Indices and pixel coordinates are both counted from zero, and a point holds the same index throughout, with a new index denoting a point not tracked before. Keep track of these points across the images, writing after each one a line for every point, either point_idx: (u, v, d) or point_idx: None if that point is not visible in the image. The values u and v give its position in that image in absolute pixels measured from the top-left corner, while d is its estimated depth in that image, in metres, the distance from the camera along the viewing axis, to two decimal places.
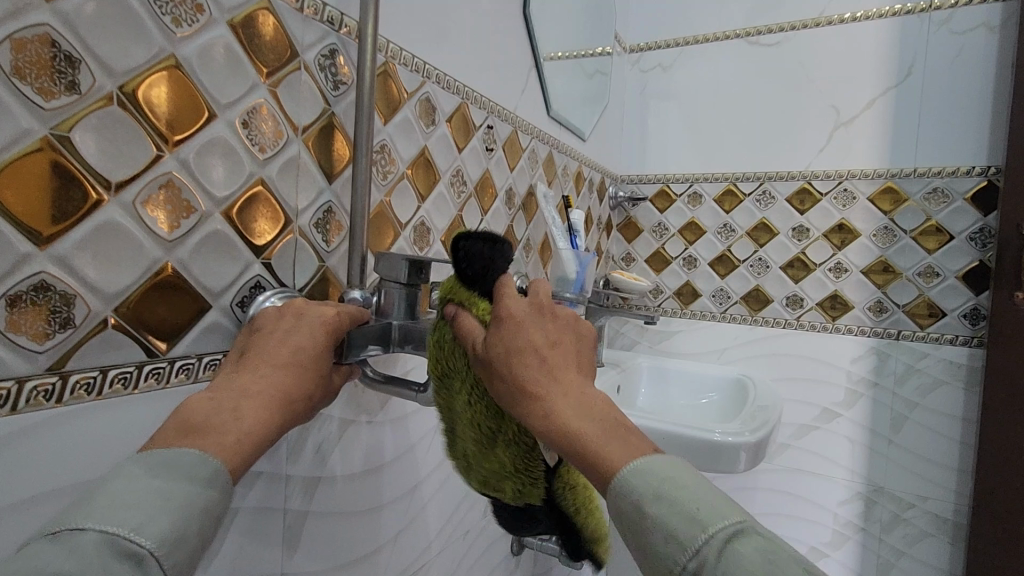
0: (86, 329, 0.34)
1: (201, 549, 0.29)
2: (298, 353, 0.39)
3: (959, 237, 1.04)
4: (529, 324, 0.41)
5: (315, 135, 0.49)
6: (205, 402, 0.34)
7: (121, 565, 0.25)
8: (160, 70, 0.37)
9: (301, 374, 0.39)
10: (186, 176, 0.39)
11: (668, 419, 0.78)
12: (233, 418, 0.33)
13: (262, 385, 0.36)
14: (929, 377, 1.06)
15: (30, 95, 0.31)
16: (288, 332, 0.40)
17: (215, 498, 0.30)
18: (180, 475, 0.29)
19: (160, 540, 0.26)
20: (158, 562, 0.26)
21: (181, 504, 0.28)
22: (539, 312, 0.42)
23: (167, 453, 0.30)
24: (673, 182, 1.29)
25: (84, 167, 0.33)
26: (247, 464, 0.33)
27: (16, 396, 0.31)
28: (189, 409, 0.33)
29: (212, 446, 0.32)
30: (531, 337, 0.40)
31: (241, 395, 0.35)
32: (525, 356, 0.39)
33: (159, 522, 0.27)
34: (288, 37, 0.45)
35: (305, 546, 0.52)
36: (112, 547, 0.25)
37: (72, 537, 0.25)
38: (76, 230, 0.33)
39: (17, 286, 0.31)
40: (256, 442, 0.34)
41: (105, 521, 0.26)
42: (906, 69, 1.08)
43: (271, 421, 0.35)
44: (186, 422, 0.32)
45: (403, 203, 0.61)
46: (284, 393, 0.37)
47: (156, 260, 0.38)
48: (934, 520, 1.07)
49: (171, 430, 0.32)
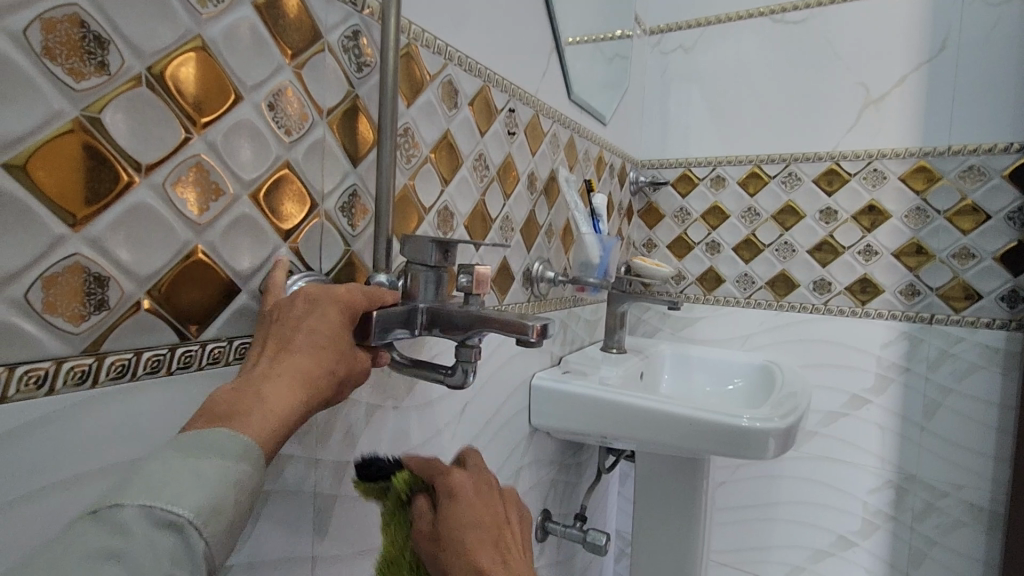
0: (119, 312, 0.34)
1: (236, 522, 0.29)
2: (313, 333, 0.38)
3: (997, 217, 1.01)
4: (481, 514, 0.43)
5: (339, 118, 0.48)
6: (228, 390, 0.34)
7: (161, 535, 0.26)
8: (187, 51, 0.37)
9: (320, 354, 0.38)
10: (215, 159, 0.39)
11: (687, 403, 0.78)
12: (256, 400, 0.33)
13: (281, 368, 0.36)
14: (964, 362, 1.03)
15: (60, 76, 0.31)
16: (302, 314, 0.39)
17: (247, 471, 0.30)
18: (212, 452, 0.30)
19: (196, 510, 0.27)
20: (197, 530, 0.27)
21: (217, 477, 0.28)
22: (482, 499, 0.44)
23: (196, 436, 0.30)
24: (695, 165, 1.27)
25: (114, 149, 0.33)
26: (275, 442, 0.33)
27: (54, 376, 0.31)
28: (214, 397, 0.33)
29: (239, 426, 0.32)
30: (483, 529, 0.42)
31: (260, 381, 0.35)
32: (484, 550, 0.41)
33: (194, 493, 0.27)
34: (312, 18, 0.45)
35: (336, 530, 0.52)
36: (150, 517, 0.26)
37: (111, 514, 0.25)
38: (108, 212, 0.33)
39: (51, 267, 0.31)
40: (279, 422, 0.33)
41: (142, 496, 0.26)
42: (940, 43, 1.05)
43: (296, 401, 0.35)
44: (213, 409, 0.32)
45: (426, 186, 0.60)
46: (304, 374, 0.36)
47: (186, 243, 0.37)
48: (968, 508, 1.04)
49: (200, 417, 0.32)
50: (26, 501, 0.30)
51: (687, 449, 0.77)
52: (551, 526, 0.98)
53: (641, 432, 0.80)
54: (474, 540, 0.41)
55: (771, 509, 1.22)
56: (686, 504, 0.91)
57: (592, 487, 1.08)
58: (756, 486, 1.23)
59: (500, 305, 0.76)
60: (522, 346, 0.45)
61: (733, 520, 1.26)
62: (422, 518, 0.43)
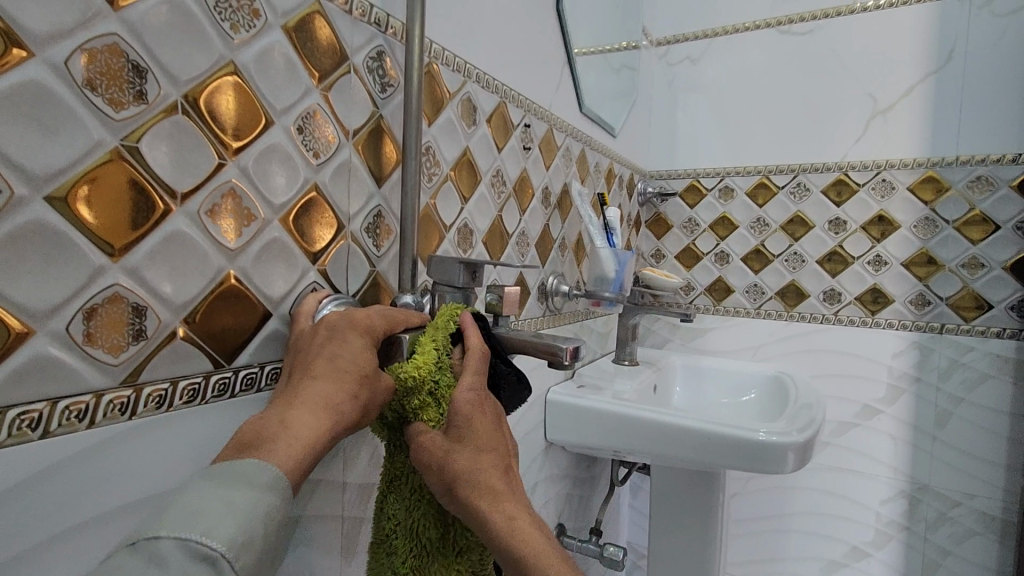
0: (156, 340, 0.34)
1: (268, 555, 0.29)
2: (335, 360, 0.37)
3: (1007, 226, 1.01)
4: (476, 425, 0.40)
5: (364, 138, 0.48)
6: (255, 421, 0.33)
7: (197, 568, 0.25)
8: (221, 76, 0.36)
9: (342, 377, 0.37)
10: (246, 184, 0.38)
11: (695, 415, 0.78)
12: (279, 427, 0.32)
13: (303, 395, 0.35)
14: (976, 372, 1.03)
15: (100, 106, 0.30)
16: (324, 341, 0.38)
17: (278, 501, 0.30)
18: (244, 482, 0.29)
19: (231, 542, 0.26)
20: (230, 564, 0.26)
21: (247, 506, 0.28)
22: (492, 410, 0.42)
23: (225, 467, 0.30)
24: (703, 176, 1.28)
25: (152, 177, 0.33)
26: (302, 470, 0.32)
27: (93, 409, 0.31)
28: (242, 428, 0.33)
29: (264, 454, 0.31)
30: (490, 442, 0.40)
31: (284, 408, 0.34)
32: (466, 451, 0.39)
33: (228, 524, 0.27)
34: (339, 39, 0.45)
35: (363, 552, 0.52)
36: (185, 549, 0.25)
37: (148, 545, 0.25)
38: (146, 240, 0.33)
39: (92, 298, 0.31)
40: (306, 448, 0.33)
41: (178, 529, 0.26)
42: (946, 54, 1.05)
43: (322, 427, 0.34)
44: (241, 439, 0.32)
45: (447, 203, 0.60)
46: (328, 399, 0.35)
47: (219, 269, 0.37)
48: (983, 519, 1.03)
49: (226, 449, 0.31)
50: (65, 537, 0.30)
51: (706, 463, 0.76)
52: (567, 540, 0.97)
53: (657, 447, 0.79)
54: (478, 442, 0.40)
55: (784, 521, 1.21)
56: (701, 517, 0.91)
57: (606, 500, 1.08)
58: (768, 497, 1.22)
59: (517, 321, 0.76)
60: (553, 367, 0.44)
61: (745, 531, 1.25)
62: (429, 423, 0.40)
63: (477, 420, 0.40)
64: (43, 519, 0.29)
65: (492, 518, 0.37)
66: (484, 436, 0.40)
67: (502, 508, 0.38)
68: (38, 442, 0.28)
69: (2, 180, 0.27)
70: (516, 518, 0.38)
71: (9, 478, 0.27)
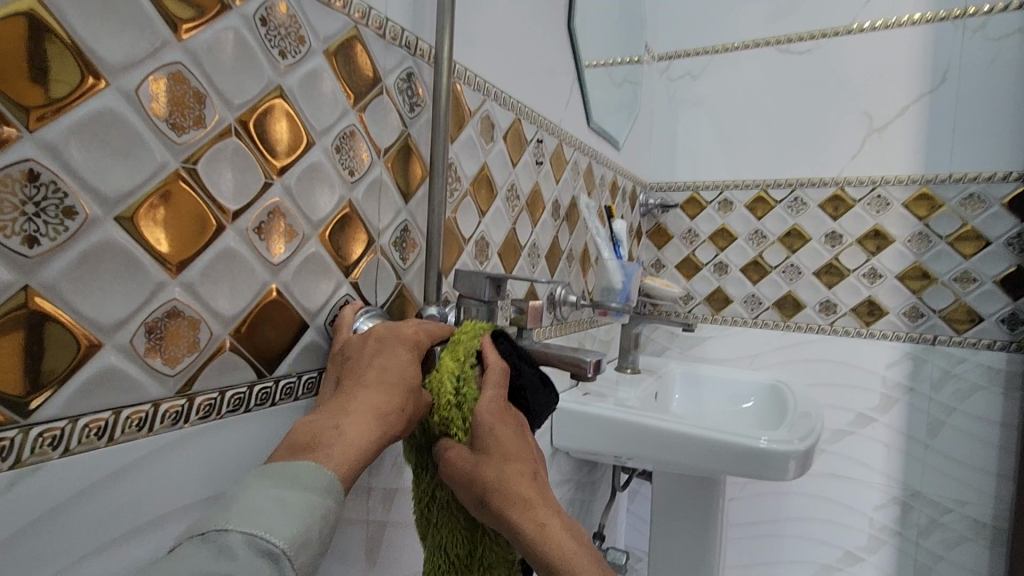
0: (208, 351, 0.35)
1: (320, 552, 0.30)
2: (384, 371, 0.39)
3: (997, 242, 1.05)
4: (504, 434, 0.40)
5: (394, 156, 0.50)
6: (309, 424, 0.35)
7: (259, 564, 0.27)
8: (270, 100, 0.38)
9: (392, 389, 0.38)
10: (290, 202, 0.40)
11: (698, 424, 0.80)
12: (335, 432, 0.34)
13: (356, 403, 0.36)
14: (967, 382, 1.07)
15: (165, 131, 0.32)
16: (373, 354, 0.41)
17: (332, 506, 0.31)
18: (300, 484, 0.31)
19: (288, 541, 0.28)
20: (289, 563, 0.28)
21: (305, 508, 0.30)
22: (515, 421, 0.42)
23: (282, 467, 0.31)
24: (702, 189, 1.31)
25: (207, 197, 0.35)
26: (353, 475, 0.34)
27: (152, 417, 0.32)
28: (298, 431, 0.34)
29: (321, 456, 0.32)
30: (516, 450, 0.40)
31: (339, 413, 0.36)
32: (496, 462, 0.39)
33: (287, 524, 0.28)
34: (374, 63, 0.47)
35: (385, 557, 0.53)
36: (252, 545, 0.27)
37: (217, 537, 0.27)
38: (201, 257, 0.35)
39: (153, 313, 0.32)
40: (358, 453, 0.34)
41: (243, 524, 0.27)
42: (939, 76, 1.09)
43: (373, 435, 0.35)
44: (297, 442, 0.33)
45: (467, 218, 0.62)
46: (379, 408, 0.37)
47: (264, 283, 0.39)
48: (974, 525, 1.07)
49: (283, 450, 0.33)
50: (123, 538, 0.31)
51: (708, 469, 0.79)
52: None
53: (661, 453, 0.82)
54: (507, 454, 0.39)
55: (780, 527, 1.24)
56: (703, 521, 0.93)
57: (608, 505, 1.10)
58: (765, 504, 1.25)
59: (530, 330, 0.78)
60: (577, 381, 0.46)
61: (741, 537, 1.27)
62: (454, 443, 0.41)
63: (503, 431, 0.40)
64: (104, 522, 0.30)
65: (522, 526, 0.36)
66: (513, 445, 0.40)
67: (532, 515, 0.37)
68: (103, 449, 0.30)
69: (78, 203, 0.29)
70: (546, 525, 0.36)
71: (78, 481, 0.29)
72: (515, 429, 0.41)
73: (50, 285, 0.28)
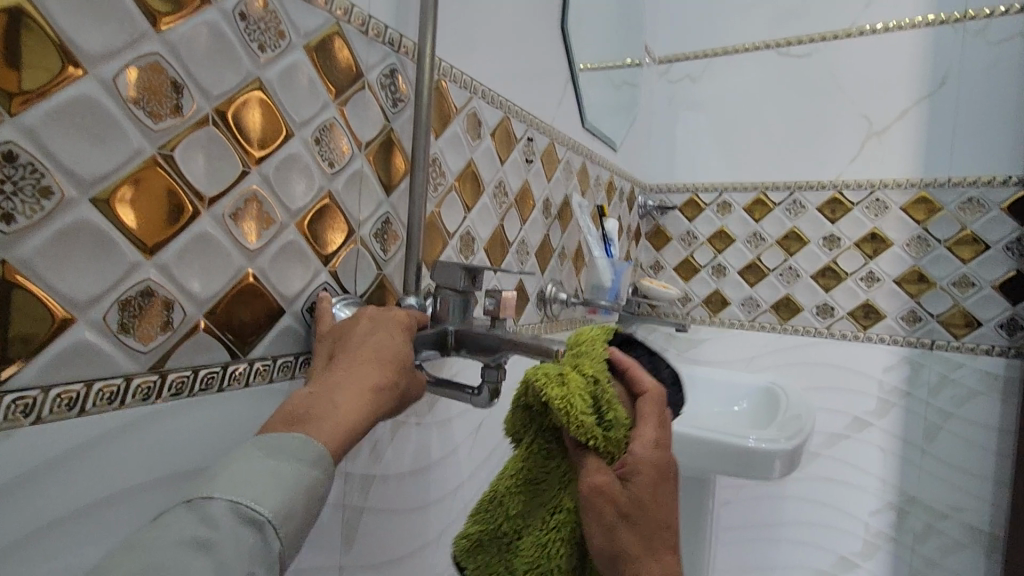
0: (181, 332, 0.37)
1: (309, 524, 0.32)
2: (380, 350, 0.41)
3: (996, 246, 1.04)
4: (660, 492, 0.40)
5: (376, 150, 0.52)
6: (305, 395, 0.36)
7: (244, 530, 0.28)
8: (248, 92, 0.40)
9: (385, 366, 0.40)
10: (267, 191, 0.42)
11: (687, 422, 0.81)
12: (332, 406, 0.35)
13: (353, 378, 0.38)
14: (965, 388, 1.06)
15: (142, 118, 0.34)
16: (369, 333, 0.42)
17: (320, 478, 0.32)
18: (290, 456, 0.32)
19: (274, 511, 0.29)
20: (274, 530, 0.29)
21: (292, 477, 0.31)
22: (667, 473, 0.41)
23: (273, 437, 0.32)
24: (701, 191, 1.31)
25: (184, 183, 0.36)
26: (344, 448, 0.35)
27: (124, 391, 0.34)
28: (292, 402, 0.35)
29: (317, 426, 0.34)
30: (662, 514, 0.40)
31: (335, 387, 0.37)
32: (646, 518, 0.39)
33: (274, 494, 0.30)
34: (355, 59, 0.48)
35: (360, 541, 0.54)
36: (238, 513, 0.28)
37: (203, 504, 0.28)
38: (177, 240, 0.36)
39: (127, 291, 0.34)
40: (352, 428, 0.35)
41: (229, 492, 0.29)
42: (939, 79, 1.09)
43: (367, 409, 0.37)
44: (291, 412, 0.35)
45: (451, 213, 0.64)
46: (372, 383, 0.38)
47: (240, 268, 0.40)
48: (970, 532, 1.05)
49: (276, 419, 0.34)
50: (96, 506, 0.33)
51: (696, 467, 0.79)
52: None
53: None
54: (654, 517, 0.39)
55: (774, 531, 1.23)
56: (692, 521, 0.93)
57: None
58: (759, 507, 1.24)
59: (517, 326, 0.79)
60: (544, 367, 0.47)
61: (735, 541, 1.27)
62: (596, 459, 0.41)
63: (660, 486, 0.40)
64: (75, 489, 0.32)
65: None
66: (661, 509, 0.40)
67: None
68: (75, 419, 0.32)
69: (55, 183, 0.30)
70: None
71: (52, 448, 0.31)
72: (666, 486, 0.41)
73: (26, 262, 0.29)
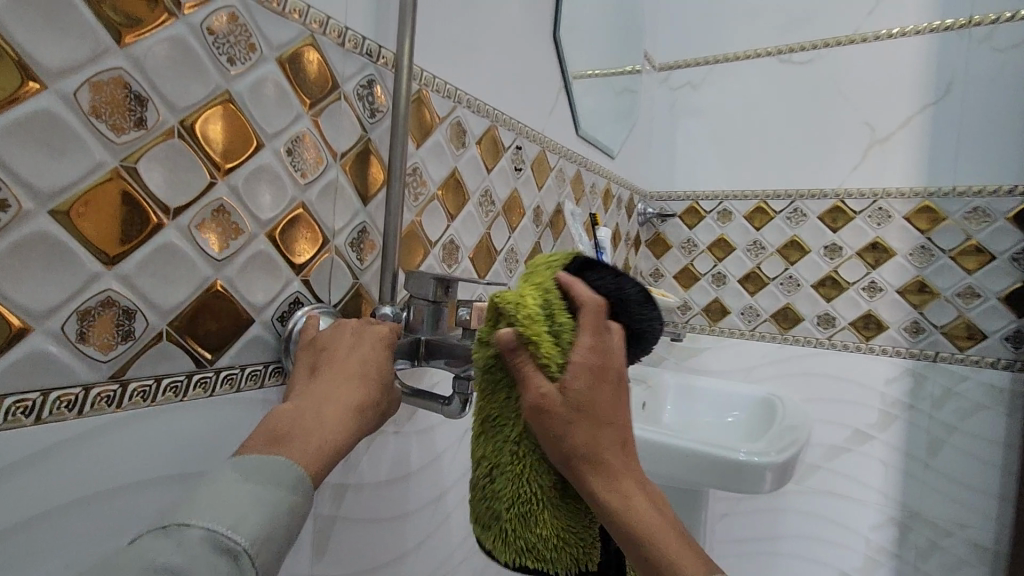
0: (143, 341, 0.37)
1: (285, 546, 0.31)
2: (363, 365, 0.41)
3: (1002, 257, 1.02)
4: (605, 396, 0.40)
5: (352, 160, 0.52)
6: (287, 412, 0.37)
7: (219, 560, 0.28)
8: (216, 105, 0.40)
9: (368, 383, 0.41)
10: (235, 201, 0.42)
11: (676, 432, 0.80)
12: (315, 428, 0.36)
13: (337, 396, 0.39)
14: (969, 401, 1.03)
15: (103, 131, 0.34)
16: (353, 347, 0.43)
17: (299, 501, 0.32)
18: (267, 478, 0.32)
19: (252, 539, 0.29)
20: (251, 560, 0.29)
21: (270, 504, 0.31)
22: (613, 378, 0.41)
23: (251, 459, 0.32)
24: (702, 199, 1.30)
25: (148, 195, 0.37)
26: (325, 471, 0.35)
27: (82, 400, 0.34)
28: (274, 419, 0.36)
29: (297, 449, 0.34)
30: (610, 415, 0.40)
31: (318, 405, 0.37)
32: (589, 424, 0.39)
33: (251, 521, 0.29)
34: (331, 70, 0.49)
35: (334, 549, 0.54)
36: (214, 542, 0.28)
37: (179, 531, 0.28)
38: (139, 250, 0.37)
39: (87, 301, 0.34)
40: (333, 451, 0.36)
41: (208, 519, 0.28)
42: (944, 86, 1.07)
43: (348, 430, 0.38)
44: (274, 430, 0.35)
45: (433, 222, 0.64)
46: (355, 403, 0.39)
47: (206, 278, 0.41)
48: (974, 549, 1.03)
49: (259, 438, 0.34)
50: (54, 514, 0.33)
51: (685, 479, 0.78)
52: None
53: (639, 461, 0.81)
54: (598, 420, 0.40)
55: (773, 545, 1.21)
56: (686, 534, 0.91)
57: None
58: (758, 519, 1.22)
59: None
60: None
61: (732, 553, 1.25)
62: (534, 370, 0.40)
63: (602, 390, 0.40)
64: (33, 497, 0.32)
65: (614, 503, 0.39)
66: (608, 407, 0.40)
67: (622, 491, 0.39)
68: (30, 427, 0.32)
69: (11, 196, 0.31)
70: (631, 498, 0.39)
71: (9, 455, 0.31)
72: (612, 391, 0.41)
73: None
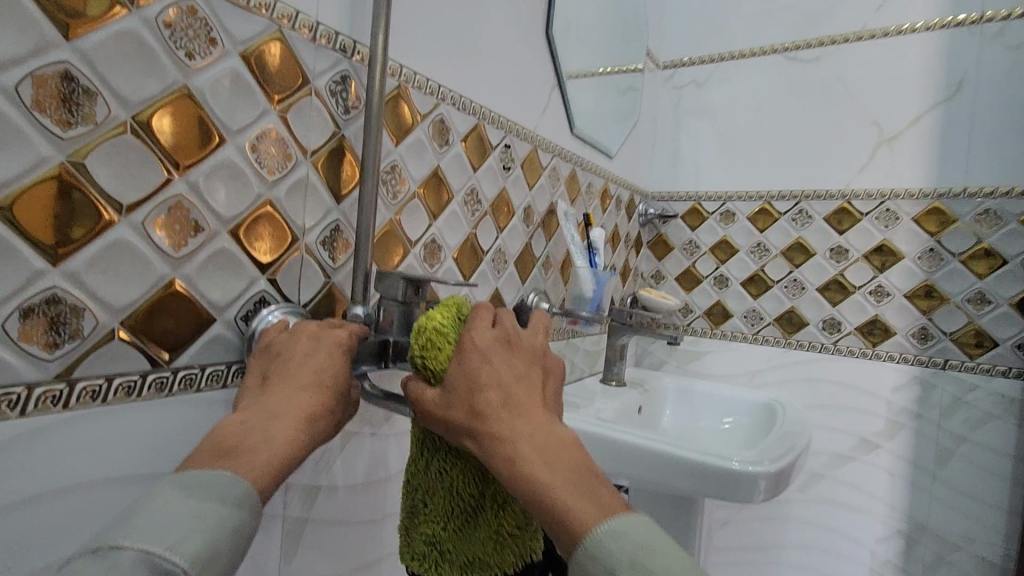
0: (92, 340, 0.37)
1: (229, 566, 0.31)
2: (317, 374, 0.40)
3: (1014, 261, 0.98)
4: (477, 364, 0.40)
5: (324, 157, 0.51)
6: (235, 426, 0.35)
7: None
8: (173, 99, 0.40)
9: (322, 393, 0.40)
10: (195, 198, 0.41)
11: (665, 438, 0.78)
12: (265, 442, 0.35)
13: (287, 407, 0.37)
14: (979, 411, 0.99)
15: (48, 125, 0.34)
16: (308, 354, 0.41)
17: (246, 516, 0.32)
18: (211, 495, 0.31)
19: (191, 560, 0.28)
20: None
21: (211, 522, 0.30)
22: (488, 350, 0.41)
23: (194, 476, 0.32)
24: (705, 200, 1.27)
25: (98, 192, 0.36)
26: (273, 485, 0.35)
27: (25, 400, 0.34)
28: (221, 434, 0.35)
29: (242, 465, 0.33)
30: (487, 379, 0.40)
31: (266, 418, 0.36)
32: (464, 398, 0.39)
33: (193, 540, 0.29)
34: (301, 66, 0.48)
35: (304, 553, 0.53)
36: (148, 562, 0.27)
37: (109, 554, 0.27)
38: (88, 248, 0.36)
39: (30, 299, 0.34)
40: (283, 465, 0.35)
41: (142, 540, 0.28)
42: (955, 84, 1.03)
43: (300, 442, 0.37)
44: (220, 444, 0.34)
45: (413, 221, 0.63)
46: (307, 413, 0.38)
47: (163, 276, 0.40)
48: (982, 565, 0.99)
49: (204, 453, 0.33)
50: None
51: (674, 487, 0.75)
52: None
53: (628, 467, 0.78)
54: (471, 390, 0.39)
55: (774, 554, 1.17)
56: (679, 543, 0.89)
57: None
58: (759, 528, 1.19)
59: None
60: None
61: (733, 562, 1.22)
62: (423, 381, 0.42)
63: (477, 360, 0.40)
64: None
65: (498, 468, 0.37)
66: (485, 377, 0.40)
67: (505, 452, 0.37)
68: None
69: None
70: (517, 457, 0.37)
71: None
72: (488, 360, 0.41)
73: None
